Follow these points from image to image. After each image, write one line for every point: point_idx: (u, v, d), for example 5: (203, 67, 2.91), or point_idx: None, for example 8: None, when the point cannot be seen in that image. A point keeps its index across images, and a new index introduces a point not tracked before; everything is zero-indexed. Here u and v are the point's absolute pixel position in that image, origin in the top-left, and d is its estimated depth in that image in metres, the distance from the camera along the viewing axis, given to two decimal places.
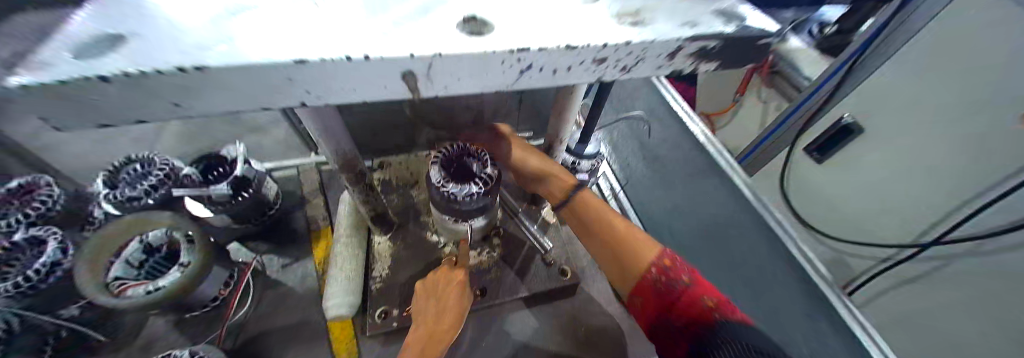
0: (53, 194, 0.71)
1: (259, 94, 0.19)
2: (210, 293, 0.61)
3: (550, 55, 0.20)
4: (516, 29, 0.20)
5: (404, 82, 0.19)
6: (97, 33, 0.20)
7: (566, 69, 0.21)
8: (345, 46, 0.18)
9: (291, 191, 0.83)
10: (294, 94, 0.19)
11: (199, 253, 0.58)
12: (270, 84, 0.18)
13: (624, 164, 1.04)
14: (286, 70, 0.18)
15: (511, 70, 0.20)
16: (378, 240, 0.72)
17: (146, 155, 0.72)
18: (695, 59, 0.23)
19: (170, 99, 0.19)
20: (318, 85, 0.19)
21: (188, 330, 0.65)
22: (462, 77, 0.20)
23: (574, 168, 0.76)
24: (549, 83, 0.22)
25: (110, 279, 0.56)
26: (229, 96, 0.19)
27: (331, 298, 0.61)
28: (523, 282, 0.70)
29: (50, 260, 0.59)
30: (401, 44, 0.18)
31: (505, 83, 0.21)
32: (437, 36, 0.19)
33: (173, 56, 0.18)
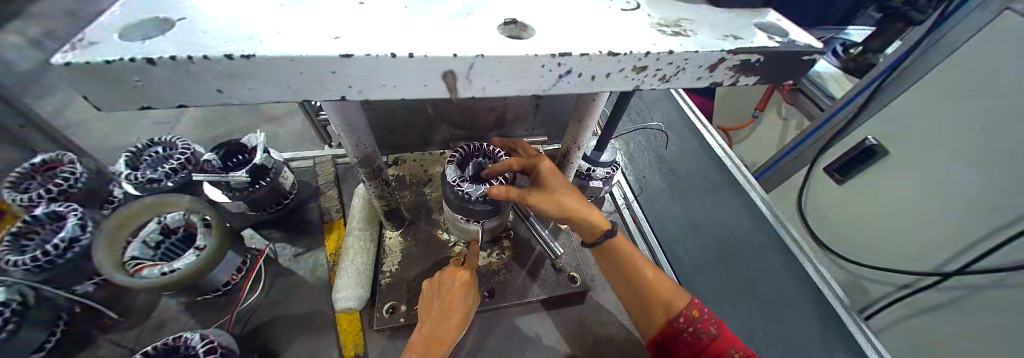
0: (74, 172, 0.73)
1: (300, 86, 0.19)
2: (222, 277, 0.62)
3: (591, 62, 0.19)
4: (557, 33, 0.20)
5: (444, 81, 0.19)
6: (147, 18, 0.20)
7: (605, 76, 0.21)
8: (390, 43, 0.18)
9: (306, 182, 0.84)
10: (335, 87, 0.19)
11: (215, 237, 0.59)
12: (312, 77, 0.18)
13: (638, 174, 1.02)
14: (331, 63, 0.18)
15: (550, 74, 0.20)
16: (389, 235, 0.72)
17: (167, 139, 0.75)
18: (736, 72, 0.23)
19: (213, 86, 0.19)
20: (359, 80, 0.19)
21: (198, 313, 0.66)
22: (500, 79, 0.20)
23: (589, 175, 0.76)
24: (586, 89, 0.21)
25: (127, 258, 0.57)
26: (271, 87, 0.19)
27: (340, 289, 0.62)
28: (532, 286, 0.70)
29: (69, 235, 0.62)
30: (443, 43, 0.18)
31: (544, 87, 0.21)
32: (478, 36, 0.19)
33: (220, 43, 0.18)
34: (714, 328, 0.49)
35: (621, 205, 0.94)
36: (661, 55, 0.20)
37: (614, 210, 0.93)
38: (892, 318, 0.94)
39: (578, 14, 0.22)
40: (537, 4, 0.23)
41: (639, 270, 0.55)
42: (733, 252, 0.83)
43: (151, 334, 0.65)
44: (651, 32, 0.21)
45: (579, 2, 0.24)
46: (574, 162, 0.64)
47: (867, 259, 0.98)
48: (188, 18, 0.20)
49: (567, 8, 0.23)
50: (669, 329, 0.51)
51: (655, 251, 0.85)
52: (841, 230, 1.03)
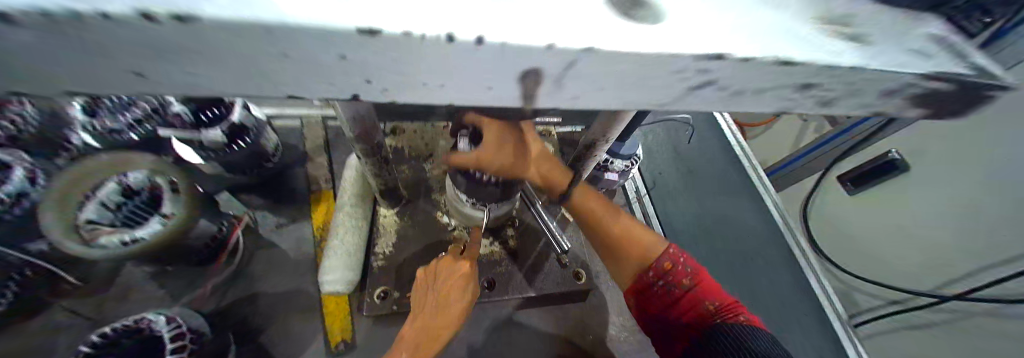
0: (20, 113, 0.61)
1: (278, 72, 0.14)
2: (197, 245, 0.56)
3: (748, 71, 0.14)
4: (701, 18, 0.14)
5: (518, 82, 0.14)
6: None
7: (755, 91, 0.15)
8: (445, 15, 0.13)
9: (291, 144, 0.75)
10: (337, 78, 0.14)
11: (184, 205, 0.52)
12: (296, 64, 0.14)
13: (651, 167, 0.96)
14: (328, 40, 0.12)
15: (681, 82, 0.15)
16: (383, 213, 0.66)
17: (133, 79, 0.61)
18: (907, 100, 0.18)
19: (128, 68, 0.13)
20: (375, 72, 0.14)
21: (170, 284, 0.60)
22: (602, 87, 0.15)
23: (606, 166, 0.71)
24: (718, 103, 0.16)
25: (81, 220, 0.50)
26: (225, 72, 0.14)
27: (327, 271, 0.57)
28: (535, 281, 0.66)
29: (17, 189, 0.54)
30: (528, 23, 0.13)
31: (634, 94, 0.16)
32: (591, 17, 0.13)
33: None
34: (687, 282, 0.47)
35: (633, 199, 0.86)
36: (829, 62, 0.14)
37: (625, 204, 0.86)
38: (878, 330, 0.96)
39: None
40: None
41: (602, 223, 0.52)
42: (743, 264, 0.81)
43: (117, 303, 0.59)
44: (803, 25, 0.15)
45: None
46: (597, 155, 0.58)
47: (861, 269, 0.98)
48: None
49: None
50: (639, 282, 0.50)
51: None
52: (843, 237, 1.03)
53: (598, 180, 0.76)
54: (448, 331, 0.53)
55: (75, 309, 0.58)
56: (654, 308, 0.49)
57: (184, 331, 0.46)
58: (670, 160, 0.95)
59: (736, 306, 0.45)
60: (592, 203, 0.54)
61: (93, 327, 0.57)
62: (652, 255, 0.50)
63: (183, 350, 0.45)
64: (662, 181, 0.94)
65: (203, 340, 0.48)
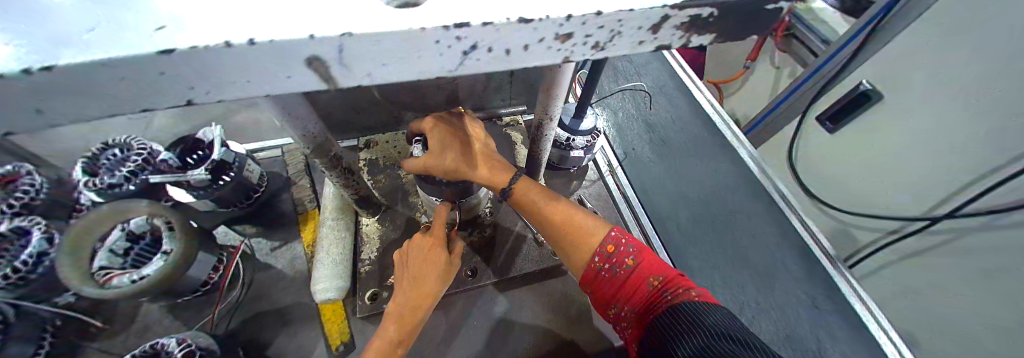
0: (34, 183, 0.66)
1: (131, 96, 0.17)
2: (199, 278, 0.61)
3: (498, 31, 0.17)
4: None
5: (314, 69, 0.17)
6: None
7: (523, 47, 0.18)
8: (239, 26, 0.16)
9: (275, 172, 0.81)
10: (175, 89, 0.18)
11: (182, 240, 0.57)
12: (142, 82, 0.17)
13: (622, 139, 0.97)
14: (150, 66, 0.16)
15: (450, 51, 0.18)
16: (365, 222, 0.71)
17: (123, 139, 0.68)
18: (685, 30, 0.19)
19: (28, 107, 0.17)
20: (202, 79, 0.17)
21: (182, 315, 0.66)
22: (385, 63, 0.18)
23: (568, 144, 0.75)
24: (502, 63, 0.19)
25: (96, 268, 0.56)
26: (83, 103, 0.17)
27: (318, 281, 0.61)
28: (514, 263, 0.70)
29: (37, 250, 0.60)
30: (293, 23, 0.16)
31: (406, 66, 0.18)
32: (356, 8, 0.17)
33: (22, 49, 0.15)
34: (630, 262, 0.47)
35: (606, 172, 0.88)
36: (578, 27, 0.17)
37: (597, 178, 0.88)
38: (879, 263, 0.96)
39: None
40: None
41: (539, 209, 0.53)
42: (723, 222, 0.82)
43: (138, 338, 0.64)
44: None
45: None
46: (550, 133, 0.61)
47: (852, 205, 0.99)
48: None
49: None
50: (589, 271, 0.50)
51: (640, 217, 0.82)
52: (828, 179, 1.04)
53: (566, 159, 0.79)
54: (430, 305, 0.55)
55: (103, 348, 0.64)
56: (610, 295, 0.48)
57: (194, 350, 0.51)
58: (642, 130, 0.97)
59: (682, 280, 0.46)
60: (536, 197, 0.54)
61: None
62: (596, 236, 0.50)
63: None
64: (634, 150, 0.95)
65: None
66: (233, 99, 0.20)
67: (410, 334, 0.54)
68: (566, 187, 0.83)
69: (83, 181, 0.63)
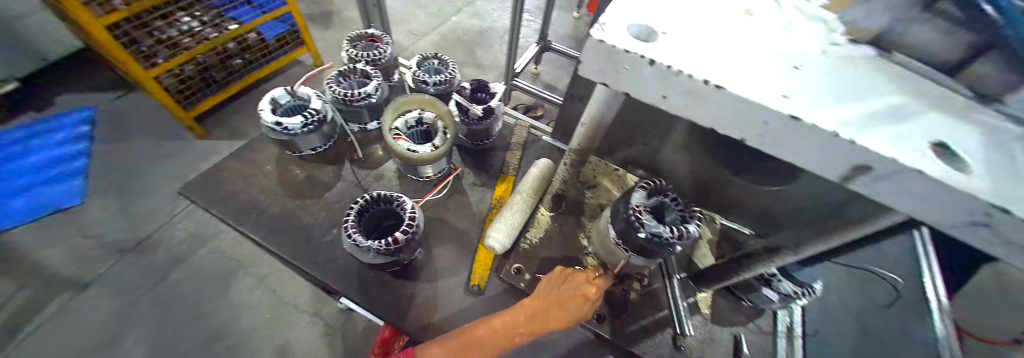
0: (384, 50, 1.01)
1: (640, 86, 0.26)
2: (427, 172, 0.83)
3: (927, 185, 0.21)
4: (902, 145, 0.22)
5: (765, 132, 0.24)
6: (595, 76, 0.27)
7: (943, 205, 0.22)
8: (754, 91, 0.23)
9: (505, 133, 0.97)
10: (660, 95, 0.26)
11: (446, 144, 0.76)
12: (667, 84, 0.25)
13: (825, 311, 0.76)
14: (670, 91, 0.25)
15: (866, 174, 0.23)
16: (541, 212, 0.81)
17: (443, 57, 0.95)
18: None
19: (589, 74, 0.28)
20: (685, 101, 0.25)
21: (402, 184, 0.89)
22: (809, 153, 0.24)
23: (768, 281, 0.64)
24: (891, 198, 0.24)
25: (394, 125, 0.78)
26: (617, 75, 0.26)
27: (496, 230, 0.74)
28: (640, 340, 0.67)
29: (368, 93, 0.89)
30: (789, 104, 0.23)
31: (819, 163, 0.24)
32: (832, 116, 0.23)
33: (641, 46, 0.25)
34: None
35: (784, 335, 0.70)
36: None
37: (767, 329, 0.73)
38: None
39: (986, 150, 0.24)
40: (892, 134, 0.23)
41: None
42: None
43: (375, 180, 0.92)
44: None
45: (982, 144, 0.25)
46: (760, 268, 0.58)
47: None
48: (644, 58, 0.24)
49: (886, 125, 0.23)
50: None
51: None
52: None
53: (749, 291, 0.67)
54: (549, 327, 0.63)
55: (357, 171, 0.94)
56: None
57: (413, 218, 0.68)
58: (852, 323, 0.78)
59: None
60: None
61: (360, 186, 0.91)
62: None
63: (406, 233, 0.65)
64: (834, 336, 0.74)
65: (415, 244, 0.69)
66: (671, 113, 0.27)
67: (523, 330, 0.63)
68: (730, 317, 0.71)
69: (411, 70, 0.91)
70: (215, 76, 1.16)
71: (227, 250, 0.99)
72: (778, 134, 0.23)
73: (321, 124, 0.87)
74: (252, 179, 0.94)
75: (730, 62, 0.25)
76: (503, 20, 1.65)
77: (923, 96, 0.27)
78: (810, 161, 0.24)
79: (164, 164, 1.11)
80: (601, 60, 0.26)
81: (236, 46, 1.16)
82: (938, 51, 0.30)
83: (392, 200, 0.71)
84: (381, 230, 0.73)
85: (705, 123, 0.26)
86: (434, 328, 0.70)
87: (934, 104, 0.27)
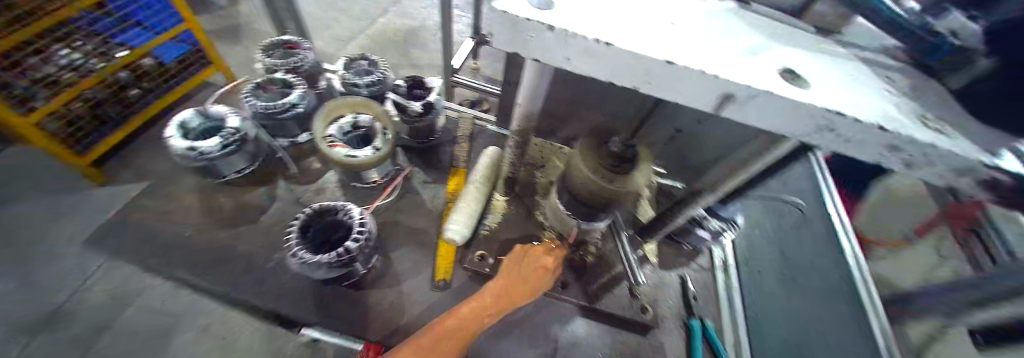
0: (304, 56, 0.96)
1: (546, 50, 0.28)
2: (371, 178, 0.80)
3: (786, 105, 0.25)
4: (762, 76, 0.26)
5: (655, 80, 0.27)
6: (507, 46, 0.29)
7: (801, 121, 0.26)
8: (639, 44, 0.26)
9: (448, 127, 0.98)
10: (565, 57, 0.28)
11: (387, 145, 0.74)
12: (567, 46, 0.27)
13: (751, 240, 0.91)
14: (570, 52, 0.27)
15: (741, 106, 0.26)
16: (496, 197, 0.83)
17: (368, 56, 0.93)
18: (920, 162, 0.26)
19: (499, 43, 0.29)
20: (585, 59, 0.27)
21: (347, 193, 0.85)
22: (694, 93, 0.27)
23: (702, 222, 0.73)
24: (764, 123, 0.28)
25: (329, 134, 0.73)
26: (523, 42, 0.28)
27: (454, 222, 0.74)
28: (603, 296, 0.72)
29: (291, 103, 0.86)
30: (668, 52, 0.26)
31: (703, 101, 0.27)
32: (706, 59, 0.26)
33: (538, 12, 0.26)
34: None
35: (718, 265, 0.83)
36: (925, 121, 0.26)
37: (707, 267, 0.84)
38: None
39: (828, 72, 0.29)
40: (754, 68, 0.26)
41: None
42: None
43: (316, 194, 0.87)
44: (874, 91, 0.28)
45: (826, 68, 0.30)
46: (694, 210, 0.66)
47: None
48: (543, 24, 0.26)
49: (749, 62, 0.27)
50: None
51: (736, 324, 0.77)
52: None
53: (688, 235, 0.78)
54: (516, 303, 0.65)
55: (295, 188, 0.88)
56: None
57: (365, 225, 0.66)
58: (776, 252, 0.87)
59: None
60: None
61: (300, 203, 0.86)
62: None
63: (358, 241, 0.63)
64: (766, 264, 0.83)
65: (370, 252, 0.67)
66: (577, 72, 0.29)
67: (495, 312, 0.64)
68: (672, 259, 0.82)
69: (338, 74, 0.88)
70: (110, 111, 1.01)
71: (154, 306, 0.75)
72: (666, 79, 0.26)
73: (243, 143, 0.81)
74: (177, 216, 0.86)
75: (620, 21, 0.28)
76: (433, 16, 1.63)
77: (779, 37, 0.32)
78: (698, 100, 0.28)
79: (44, 216, 0.92)
80: (505, 30, 0.27)
81: (131, 74, 1.03)
82: (789, 2, 0.37)
83: (339, 209, 0.68)
84: (332, 244, 0.69)
85: (605, 77, 0.28)
86: (404, 331, 0.69)
87: (787, 42, 0.32)
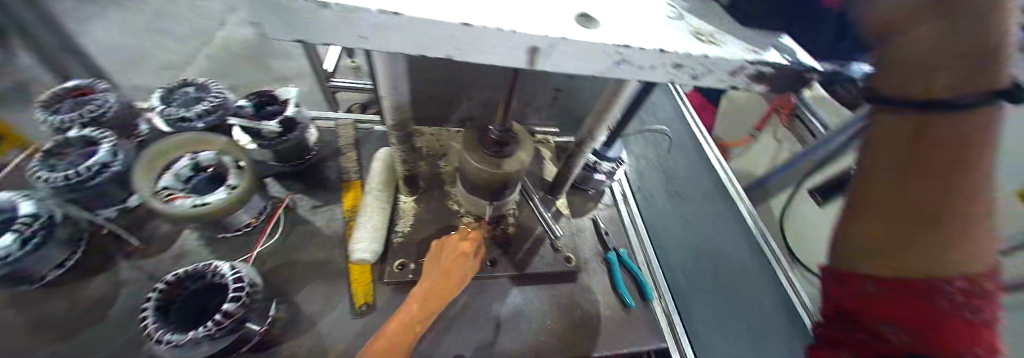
0: (105, 100, 0.76)
1: (310, 32, 0.21)
2: (244, 219, 0.69)
3: (594, 48, 0.24)
4: (563, 24, 0.24)
5: (458, 46, 0.23)
6: (274, 32, 0.21)
7: (616, 63, 0.25)
8: (421, 7, 0.21)
9: (327, 141, 0.88)
10: (340, 36, 0.21)
11: (246, 179, 0.64)
12: (334, 23, 0.20)
13: (641, 168, 1.03)
14: (339, 29, 0.21)
15: (556, 58, 0.24)
16: (402, 199, 0.77)
17: (198, 81, 0.77)
18: (724, 76, 0.27)
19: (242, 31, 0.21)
20: (364, 34, 0.21)
21: (217, 249, 0.72)
22: (504, 53, 0.23)
23: (594, 167, 0.83)
24: (587, 71, 0.26)
25: (159, 186, 0.61)
26: (272, 25, 0.20)
27: (357, 241, 0.67)
28: (529, 261, 0.75)
29: (99, 161, 0.67)
30: (456, 12, 0.21)
31: (516, 61, 0.24)
32: (504, 15, 0.23)
33: None
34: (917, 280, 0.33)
35: (619, 199, 0.92)
36: (701, 37, 0.27)
37: (611, 203, 0.92)
38: None
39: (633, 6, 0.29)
40: (556, 17, 0.24)
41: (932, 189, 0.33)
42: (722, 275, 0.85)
43: (174, 263, 0.71)
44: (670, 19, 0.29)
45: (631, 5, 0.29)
46: (584, 155, 0.72)
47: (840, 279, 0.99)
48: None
49: (550, 9, 0.25)
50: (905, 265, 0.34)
51: (645, 246, 0.86)
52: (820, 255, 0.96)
53: (589, 181, 0.87)
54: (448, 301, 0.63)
55: (141, 265, 0.70)
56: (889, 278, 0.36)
57: (244, 278, 0.56)
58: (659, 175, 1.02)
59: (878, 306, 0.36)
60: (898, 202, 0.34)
61: (154, 280, 0.69)
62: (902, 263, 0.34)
63: (239, 299, 0.53)
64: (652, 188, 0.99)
65: (259, 305, 0.58)
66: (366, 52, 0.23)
67: (428, 317, 0.61)
68: (582, 206, 0.89)
69: (158, 109, 0.71)
70: None
71: None
72: (468, 44, 0.22)
73: (52, 228, 0.63)
74: None
75: None
76: None
77: None
78: (512, 60, 0.24)
79: None
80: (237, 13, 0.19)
81: None
82: None
83: (209, 269, 0.57)
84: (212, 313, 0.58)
85: (416, 51, 0.23)
86: None
87: None
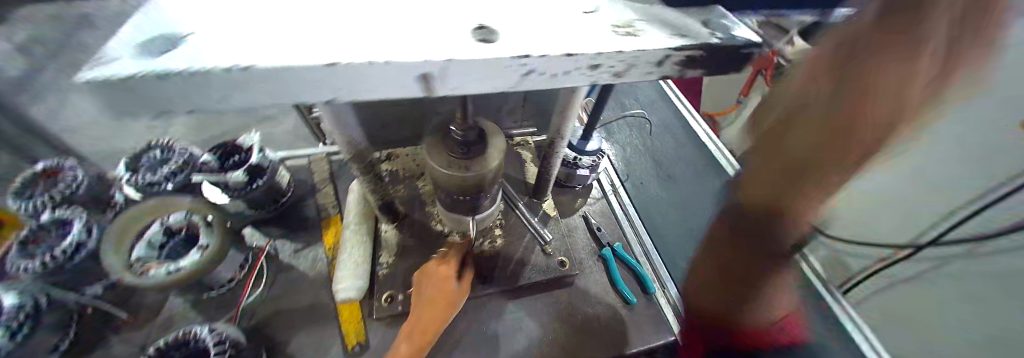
0: (75, 177, 0.76)
1: (187, 103, 0.20)
2: (226, 275, 0.66)
3: (492, 64, 0.21)
4: (454, 42, 0.22)
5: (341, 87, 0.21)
6: (157, 111, 0.20)
7: (524, 75, 0.23)
8: (289, 55, 0.19)
9: (301, 180, 0.86)
10: (218, 101, 0.20)
11: (217, 236, 0.63)
12: (203, 91, 0.19)
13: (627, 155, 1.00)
14: (213, 95, 0.20)
15: (455, 82, 0.22)
16: (384, 228, 0.75)
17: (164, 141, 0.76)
18: (653, 66, 0.24)
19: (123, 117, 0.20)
20: (241, 95, 0.20)
21: (203, 309, 0.71)
22: (395, 87, 0.21)
23: (575, 163, 0.81)
24: (498, 88, 0.23)
25: (132, 257, 0.61)
26: (148, 106, 0.20)
27: (341, 281, 0.65)
28: (523, 272, 0.73)
29: (76, 241, 0.66)
30: (328, 53, 0.20)
31: (413, 91, 0.22)
32: (384, 46, 0.21)
33: (142, 63, 0.19)
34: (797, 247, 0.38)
35: (608, 191, 0.89)
36: (625, 28, 0.25)
37: (601, 196, 0.89)
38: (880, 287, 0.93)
39: (543, 8, 0.26)
40: (446, 37, 0.22)
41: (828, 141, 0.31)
42: None
43: (164, 330, 0.70)
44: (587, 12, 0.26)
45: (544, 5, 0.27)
46: (559, 151, 0.69)
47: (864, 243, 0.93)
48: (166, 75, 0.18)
49: (441, 31, 0.23)
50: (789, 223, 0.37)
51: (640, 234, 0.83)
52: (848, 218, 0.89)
53: (573, 178, 0.84)
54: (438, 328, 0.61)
55: (132, 337, 0.70)
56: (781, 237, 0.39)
57: (225, 339, 0.55)
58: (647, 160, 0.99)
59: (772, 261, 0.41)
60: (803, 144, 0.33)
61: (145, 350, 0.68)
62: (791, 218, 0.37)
63: None
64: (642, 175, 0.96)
65: None
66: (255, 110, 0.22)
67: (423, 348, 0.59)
68: (570, 204, 0.86)
69: (124, 178, 0.71)
70: None
71: None
72: (352, 85, 0.20)
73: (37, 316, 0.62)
74: None
75: (277, 34, 0.21)
76: None
77: None
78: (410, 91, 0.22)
79: None
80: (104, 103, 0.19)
81: None
82: None
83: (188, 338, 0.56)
84: None
85: (296, 101, 0.21)
86: None
87: None
